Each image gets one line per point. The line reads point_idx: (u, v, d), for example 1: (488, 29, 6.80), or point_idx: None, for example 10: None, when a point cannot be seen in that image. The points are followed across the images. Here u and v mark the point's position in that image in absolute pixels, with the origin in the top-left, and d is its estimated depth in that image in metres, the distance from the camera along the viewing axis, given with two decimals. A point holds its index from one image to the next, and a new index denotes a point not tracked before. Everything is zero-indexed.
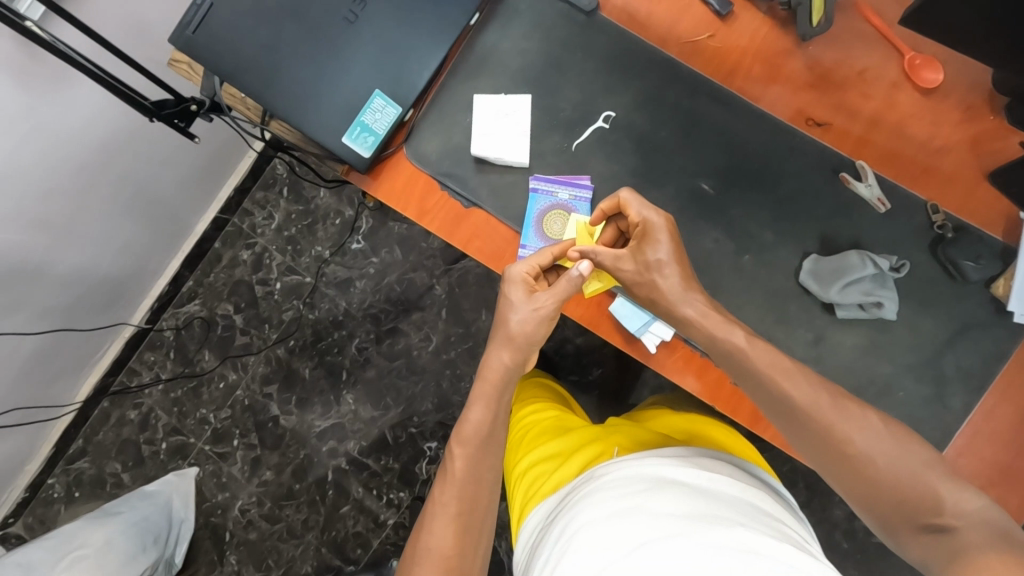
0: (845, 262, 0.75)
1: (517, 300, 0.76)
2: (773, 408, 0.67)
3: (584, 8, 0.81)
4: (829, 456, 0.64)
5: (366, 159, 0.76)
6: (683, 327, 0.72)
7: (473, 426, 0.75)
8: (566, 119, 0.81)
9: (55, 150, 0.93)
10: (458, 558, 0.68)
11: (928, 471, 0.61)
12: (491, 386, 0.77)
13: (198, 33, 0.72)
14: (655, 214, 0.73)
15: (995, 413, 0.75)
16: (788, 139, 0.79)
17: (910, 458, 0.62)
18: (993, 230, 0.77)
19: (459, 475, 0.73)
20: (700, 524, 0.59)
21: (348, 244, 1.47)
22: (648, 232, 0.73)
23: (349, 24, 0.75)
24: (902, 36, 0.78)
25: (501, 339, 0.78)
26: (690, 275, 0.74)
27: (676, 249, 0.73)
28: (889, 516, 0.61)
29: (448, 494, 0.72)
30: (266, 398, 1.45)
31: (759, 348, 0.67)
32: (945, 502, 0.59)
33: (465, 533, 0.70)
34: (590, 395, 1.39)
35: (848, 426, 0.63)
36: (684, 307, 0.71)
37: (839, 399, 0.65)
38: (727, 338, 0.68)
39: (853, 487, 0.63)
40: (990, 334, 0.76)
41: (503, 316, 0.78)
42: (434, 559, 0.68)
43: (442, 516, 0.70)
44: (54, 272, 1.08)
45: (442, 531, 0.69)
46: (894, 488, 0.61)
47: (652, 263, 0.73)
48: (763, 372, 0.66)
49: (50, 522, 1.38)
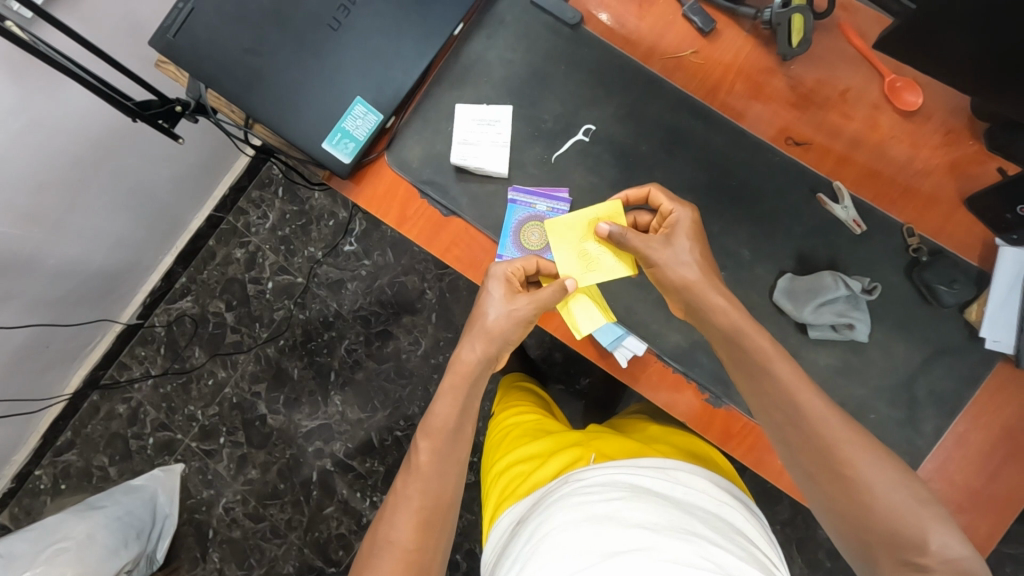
0: (818, 282, 0.75)
1: (496, 299, 0.75)
2: (777, 416, 0.66)
3: (568, 22, 0.82)
4: (824, 473, 0.62)
5: (346, 165, 0.77)
6: (704, 316, 0.69)
7: (442, 419, 0.73)
8: (547, 131, 0.81)
9: (48, 144, 0.94)
10: (418, 554, 0.67)
11: (921, 508, 0.58)
12: (461, 377, 0.75)
13: (179, 36, 0.73)
14: (688, 209, 0.73)
15: (968, 438, 0.75)
16: (768, 158, 0.79)
17: (905, 491, 0.60)
18: (969, 255, 0.77)
19: (423, 469, 0.71)
20: (668, 538, 0.58)
21: (341, 246, 1.48)
22: (676, 225, 0.73)
23: (332, 30, 0.75)
24: (885, 59, 0.78)
25: (478, 332, 0.76)
26: (713, 272, 0.72)
27: (701, 246, 0.73)
28: (872, 545, 0.59)
29: (412, 487, 0.71)
30: (253, 397, 1.45)
31: (771, 356, 0.66)
32: (932, 542, 0.56)
33: (427, 528, 0.69)
34: (576, 403, 1.38)
35: (852, 448, 0.61)
36: (712, 293, 0.69)
37: (852, 421, 0.63)
38: (754, 337, 0.67)
39: (842, 511, 0.61)
40: (966, 359, 0.76)
41: (479, 309, 0.76)
42: (394, 552, 0.67)
43: (404, 510, 0.69)
44: (46, 264, 1.10)
45: (405, 524, 0.68)
46: (882, 516, 0.59)
47: (678, 252, 0.71)
48: (781, 383, 0.65)
49: (35, 513, 1.39)
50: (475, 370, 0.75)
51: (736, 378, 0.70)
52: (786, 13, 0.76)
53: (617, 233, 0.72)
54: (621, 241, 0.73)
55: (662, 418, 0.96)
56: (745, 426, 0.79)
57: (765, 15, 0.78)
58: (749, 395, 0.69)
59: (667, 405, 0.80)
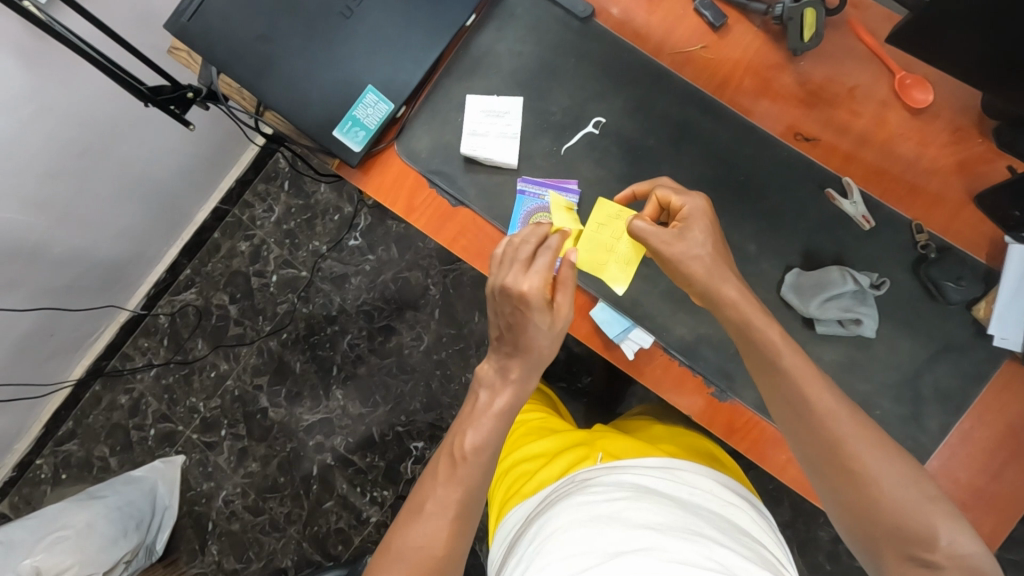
0: (826, 277, 0.75)
1: (546, 329, 0.68)
2: (785, 410, 0.65)
3: (579, 15, 0.82)
4: (834, 472, 0.62)
5: (356, 154, 0.77)
6: (717, 307, 0.69)
7: (491, 431, 0.68)
8: (556, 123, 0.81)
9: (59, 131, 0.95)
10: (444, 560, 0.63)
11: (928, 506, 0.58)
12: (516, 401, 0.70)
13: (193, 21, 0.74)
14: (697, 201, 0.72)
15: (972, 435, 0.75)
16: (777, 153, 0.80)
17: (914, 488, 0.59)
18: (977, 252, 0.77)
19: (464, 478, 0.66)
20: (672, 538, 0.58)
21: (346, 240, 1.48)
22: (690, 217, 0.71)
23: (344, 19, 0.76)
24: (894, 56, 0.79)
25: (534, 365, 0.70)
26: (728, 262, 0.71)
27: (716, 235, 0.71)
28: (878, 542, 0.59)
29: (450, 496, 0.65)
30: (255, 390, 1.45)
31: (790, 345, 0.65)
32: (939, 537, 0.57)
33: (458, 534, 0.64)
34: (577, 401, 1.38)
35: (860, 444, 0.61)
36: (724, 285, 0.68)
37: (859, 416, 0.63)
38: (763, 330, 0.66)
39: (848, 508, 0.61)
40: (971, 357, 0.76)
41: (528, 338, 0.69)
42: (421, 557, 0.62)
43: (437, 519, 0.64)
44: (52, 252, 1.10)
45: (437, 529, 0.64)
46: (888, 513, 0.59)
47: (692, 243, 0.70)
48: (789, 372, 0.64)
49: (35, 502, 1.39)
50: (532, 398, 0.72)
51: (747, 365, 0.69)
52: (797, 7, 0.76)
53: (638, 224, 0.71)
54: (641, 229, 0.72)
55: (667, 417, 0.96)
56: (749, 421, 0.79)
57: (776, 11, 0.78)
58: (760, 386, 0.68)
59: (677, 405, 0.80)
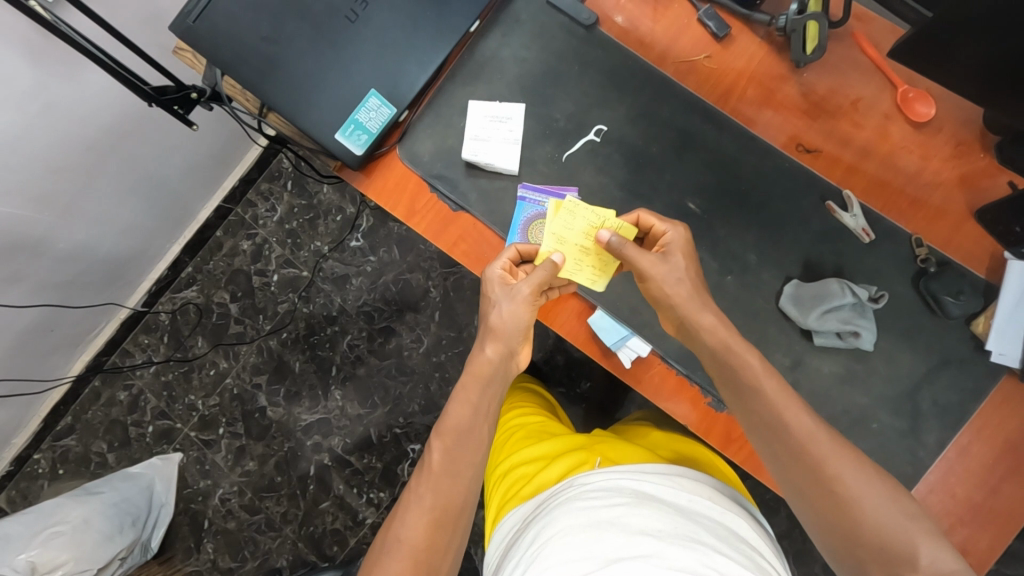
0: (825, 289, 0.75)
1: (497, 294, 0.74)
2: (765, 434, 0.65)
3: (583, 22, 0.82)
4: (816, 493, 0.61)
5: (358, 157, 0.78)
6: (692, 333, 0.70)
7: (455, 420, 0.71)
8: (559, 129, 0.82)
9: (64, 129, 0.95)
10: (427, 553, 0.65)
11: (910, 524, 0.58)
12: (476, 379, 0.74)
13: (199, 22, 0.73)
14: (677, 230, 0.73)
15: (970, 449, 0.75)
16: (779, 163, 0.80)
17: (894, 508, 0.59)
18: (977, 267, 0.77)
19: (436, 469, 0.69)
20: (672, 547, 0.58)
21: (348, 241, 1.48)
22: (671, 245, 0.72)
23: (349, 22, 0.76)
24: (898, 69, 0.78)
25: (487, 330, 0.75)
26: (702, 288, 0.72)
27: (695, 265, 0.73)
28: (865, 563, 0.59)
29: (424, 486, 0.69)
30: (254, 389, 1.45)
31: (768, 373, 0.66)
32: (922, 556, 0.56)
33: (437, 527, 0.66)
34: (576, 406, 1.38)
35: (839, 465, 0.61)
36: (703, 312, 0.69)
37: (838, 441, 0.63)
38: (742, 355, 0.67)
39: (835, 528, 0.60)
40: (970, 371, 0.76)
41: (486, 311, 0.76)
42: (403, 550, 0.64)
43: (414, 508, 0.67)
44: (54, 248, 1.10)
45: (415, 522, 0.66)
46: (872, 533, 0.58)
47: (674, 269, 0.71)
48: (766, 398, 0.65)
49: (32, 497, 1.39)
50: (490, 371, 0.74)
51: (720, 389, 0.70)
52: (800, 19, 0.76)
53: (615, 241, 0.72)
54: (618, 249, 0.72)
55: (666, 424, 0.96)
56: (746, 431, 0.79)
57: (780, 22, 0.78)
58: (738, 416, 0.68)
59: (672, 413, 0.80)
